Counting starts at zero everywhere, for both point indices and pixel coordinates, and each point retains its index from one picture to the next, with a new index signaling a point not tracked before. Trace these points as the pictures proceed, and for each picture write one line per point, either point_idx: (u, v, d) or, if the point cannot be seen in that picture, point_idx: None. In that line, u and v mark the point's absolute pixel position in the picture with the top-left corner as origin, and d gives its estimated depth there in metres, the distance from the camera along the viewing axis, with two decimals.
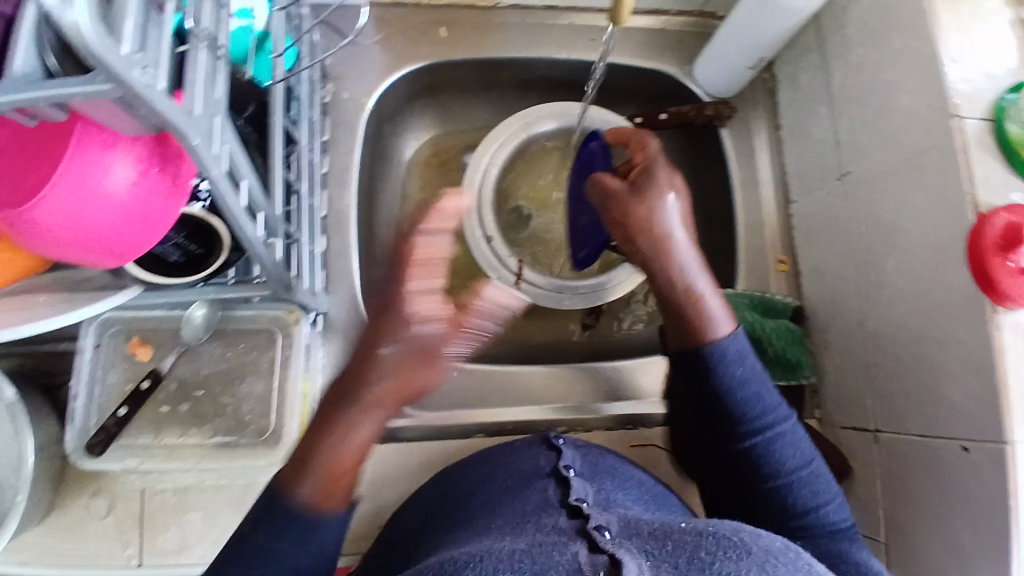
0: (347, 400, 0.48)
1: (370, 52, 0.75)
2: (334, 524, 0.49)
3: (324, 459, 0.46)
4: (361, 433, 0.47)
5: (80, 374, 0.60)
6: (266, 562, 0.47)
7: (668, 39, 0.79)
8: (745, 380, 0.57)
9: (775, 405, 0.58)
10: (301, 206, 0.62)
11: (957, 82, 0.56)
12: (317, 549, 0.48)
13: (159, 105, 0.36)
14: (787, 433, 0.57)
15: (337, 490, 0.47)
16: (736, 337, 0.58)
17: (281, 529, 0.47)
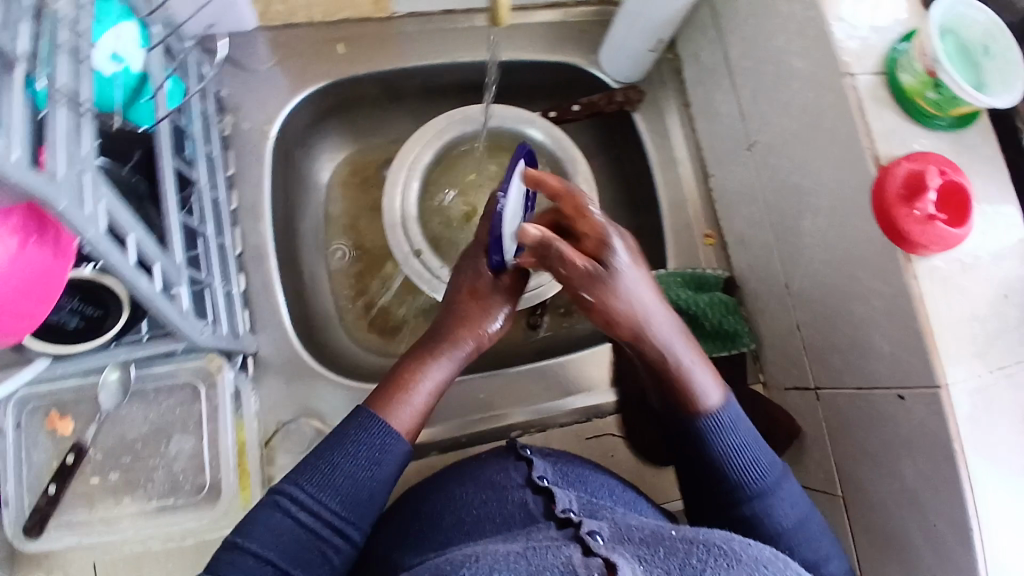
0: (427, 342, 0.59)
1: (267, 78, 0.72)
2: (397, 458, 0.53)
3: (407, 382, 0.56)
4: (435, 366, 0.58)
5: (3, 457, 0.56)
6: (335, 484, 0.50)
7: (569, 29, 0.78)
8: (740, 444, 0.55)
9: (771, 467, 0.55)
10: (207, 248, 0.60)
11: (844, 40, 0.56)
12: (381, 483, 0.52)
13: (18, 176, 0.33)
14: (784, 495, 0.54)
15: (416, 415, 0.56)
16: (727, 406, 0.56)
17: (355, 450, 0.52)
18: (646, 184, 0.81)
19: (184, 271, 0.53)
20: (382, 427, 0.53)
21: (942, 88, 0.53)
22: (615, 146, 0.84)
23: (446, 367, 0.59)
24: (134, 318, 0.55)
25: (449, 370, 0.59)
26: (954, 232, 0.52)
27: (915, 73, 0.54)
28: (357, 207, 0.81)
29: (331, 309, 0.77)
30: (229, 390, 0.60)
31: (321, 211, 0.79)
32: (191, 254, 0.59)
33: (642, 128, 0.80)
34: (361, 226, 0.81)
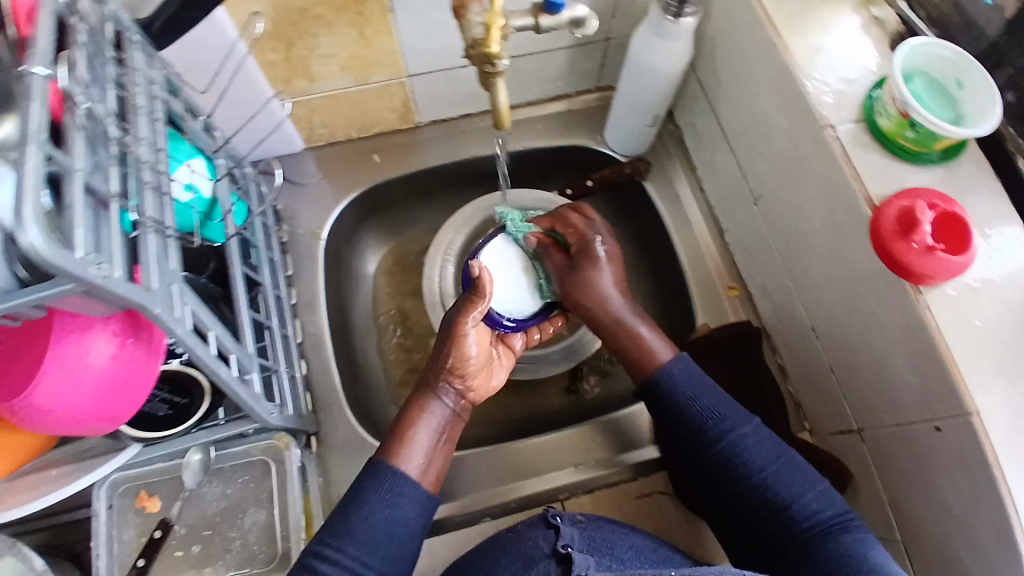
0: (417, 393, 0.66)
1: (317, 188, 0.84)
2: (413, 499, 0.59)
3: (405, 431, 0.63)
4: (428, 410, 0.64)
5: (97, 536, 0.63)
6: (355, 533, 0.56)
7: (576, 116, 0.87)
8: (696, 394, 0.65)
9: (730, 410, 0.64)
10: (273, 339, 0.68)
11: (821, 97, 0.61)
12: (398, 524, 0.58)
13: (119, 291, 0.42)
14: (745, 435, 0.63)
15: (422, 460, 0.62)
16: (678, 359, 0.67)
17: (370, 498, 0.58)
18: (663, 245, 0.86)
19: (256, 359, 0.61)
20: (392, 471, 0.60)
21: (917, 127, 0.56)
22: (632, 213, 0.90)
23: (438, 412, 0.65)
24: (212, 405, 0.65)
25: (440, 414, 0.65)
26: (954, 260, 0.54)
27: (890, 116, 0.58)
28: (400, 291, 0.89)
29: (382, 388, 0.84)
30: (296, 462, 0.66)
31: (368, 298, 0.88)
32: (261, 345, 0.68)
33: (654, 195, 0.86)
34: (406, 309, 0.88)
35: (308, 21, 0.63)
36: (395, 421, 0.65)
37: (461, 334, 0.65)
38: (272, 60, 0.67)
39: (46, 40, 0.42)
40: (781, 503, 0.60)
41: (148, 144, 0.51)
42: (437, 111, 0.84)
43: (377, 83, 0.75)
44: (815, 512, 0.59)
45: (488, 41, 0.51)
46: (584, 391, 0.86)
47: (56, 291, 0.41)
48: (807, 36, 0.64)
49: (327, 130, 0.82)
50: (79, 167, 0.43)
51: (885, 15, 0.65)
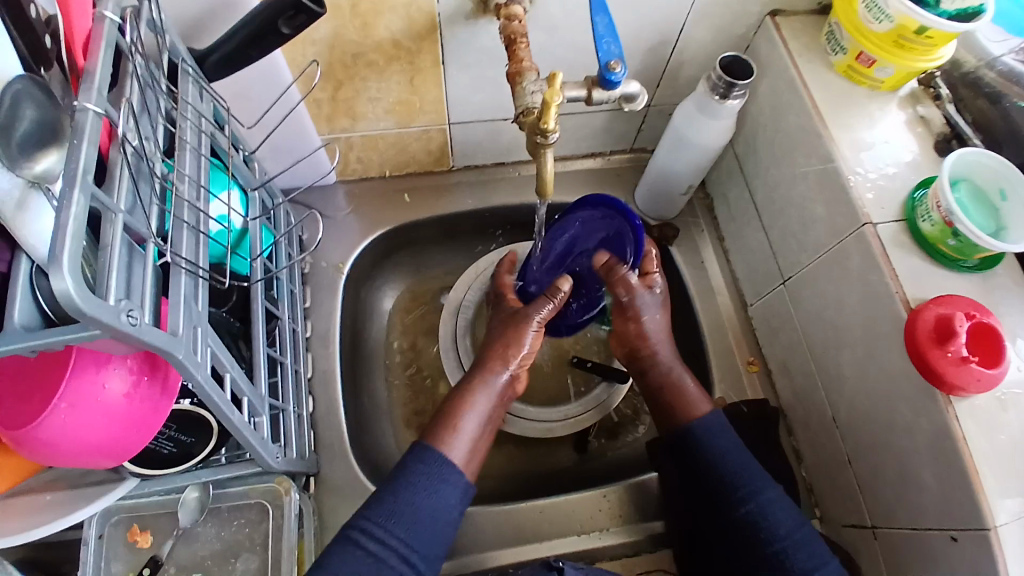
0: (469, 377, 0.66)
1: (346, 223, 0.83)
2: (456, 487, 0.58)
3: (454, 417, 0.62)
4: (477, 397, 0.64)
5: (85, 566, 0.61)
6: (401, 516, 0.55)
7: (609, 175, 0.88)
8: (728, 449, 0.64)
9: (760, 473, 0.63)
10: (286, 377, 0.67)
11: (862, 192, 0.61)
12: (443, 508, 0.56)
13: (146, 336, 0.41)
14: (772, 499, 0.61)
15: (468, 445, 0.61)
16: (713, 414, 0.67)
17: (416, 482, 0.57)
18: (685, 312, 0.85)
19: (267, 401, 0.60)
20: (436, 454, 0.58)
21: (960, 236, 0.56)
22: None
23: (487, 397, 0.65)
24: (218, 444, 0.61)
25: (487, 400, 0.64)
26: (988, 372, 0.53)
27: (933, 222, 0.57)
28: (415, 331, 0.88)
29: (387, 429, 0.82)
30: (293, 510, 0.63)
31: (383, 337, 0.87)
32: (273, 381, 0.67)
33: (679, 262, 0.85)
34: (419, 348, 0.87)
35: (359, 67, 0.65)
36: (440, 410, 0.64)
37: (523, 327, 0.68)
38: (319, 98, 0.68)
39: (102, 75, 0.41)
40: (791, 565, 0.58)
41: (191, 181, 0.50)
42: (472, 158, 0.84)
43: (418, 128, 0.76)
44: None
45: (544, 117, 0.51)
46: (592, 450, 0.84)
47: (83, 334, 0.39)
48: (852, 129, 0.64)
49: (361, 167, 0.82)
50: (120, 207, 0.42)
51: (930, 114, 0.65)
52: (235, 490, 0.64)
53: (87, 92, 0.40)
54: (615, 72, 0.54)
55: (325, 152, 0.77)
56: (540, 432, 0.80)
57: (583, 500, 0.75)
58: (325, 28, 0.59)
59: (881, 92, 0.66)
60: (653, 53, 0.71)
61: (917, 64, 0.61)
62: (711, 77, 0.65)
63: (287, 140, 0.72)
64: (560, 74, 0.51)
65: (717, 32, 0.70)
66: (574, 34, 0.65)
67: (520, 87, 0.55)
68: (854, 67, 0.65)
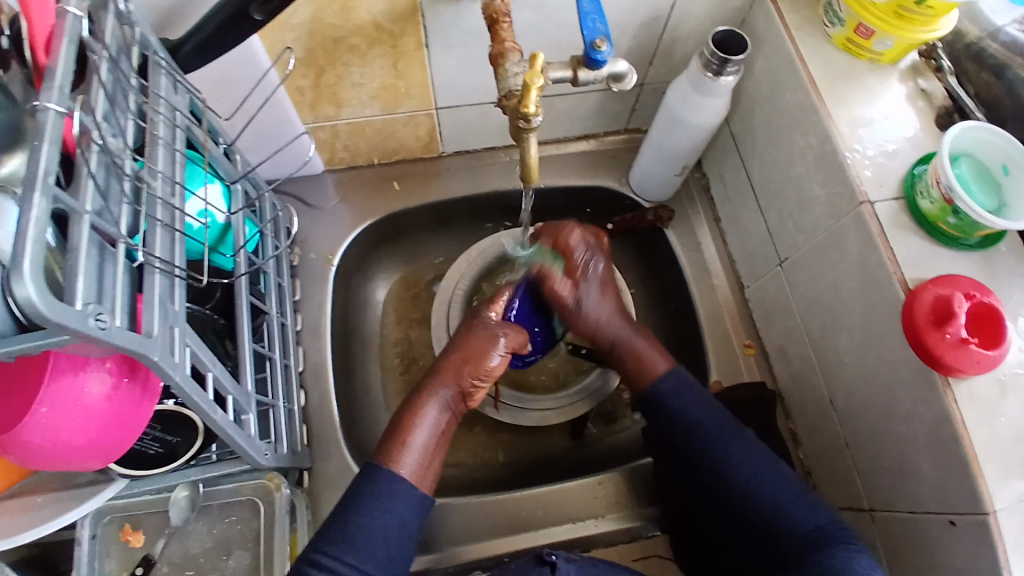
0: (418, 389, 0.63)
1: (334, 212, 0.81)
2: (410, 502, 0.57)
3: (403, 432, 0.60)
4: (426, 412, 0.62)
5: (79, 566, 0.60)
6: (353, 540, 0.54)
7: (602, 157, 0.86)
8: (687, 409, 0.63)
9: (718, 422, 0.62)
10: (274, 373, 0.66)
11: (860, 170, 0.59)
12: (395, 526, 0.56)
13: (118, 340, 0.39)
14: (731, 445, 0.60)
15: (419, 459, 0.59)
16: (673, 373, 0.65)
17: (366, 504, 0.56)
18: (681, 296, 0.84)
19: (254, 398, 0.59)
20: (388, 473, 0.57)
21: (960, 214, 0.54)
22: (649, 258, 0.88)
23: (439, 412, 0.62)
24: (206, 441, 0.60)
25: (437, 413, 0.62)
26: (988, 353, 0.51)
27: (933, 200, 0.55)
28: (408, 320, 0.87)
29: (381, 420, 0.81)
30: (284, 505, 0.63)
31: (376, 327, 0.86)
32: (261, 376, 0.66)
33: (675, 244, 0.83)
34: (412, 338, 0.86)
35: (341, 51, 0.63)
36: (388, 426, 0.62)
37: (486, 346, 0.65)
38: (301, 85, 0.66)
39: (65, 72, 0.40)
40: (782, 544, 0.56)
41: (164, 178, 0.49)
42: (462, 143, 0.82)
43: (404, 113, 0.74)
44: (806, 525, 0.56)
45: (525, 101, 0.49)
46: (589, 436, 0.84)
47: (49, 341, 0.37)
48: (849, 103, 0.62)
49: (348, 155, 0.80)
50: (87, 208, 0.40)
51: (932, 87, 0.63)
52: (226, 486, 0.64)
53: (48, 90, 0.38)
54: (601, 51, 0.52)
55: (309, 139, 0.74)
56: (534, 419, 0.79)
57: (575, 488, 0.74)
58: (304, 11, 0.57)
59: (881, 66, 0.64)
60: (645, 30, 0.68)
61: (918, 35, 0.59)
62: (705, 53, 0.63)
63: (269, 128, 0.70)
64: (542, 54, 0.49)
65: (710, 7, 0.67)
66: (563, 11, 0.63)
67: (503, 69, 0.53)
68: (854, 40, 0.62)
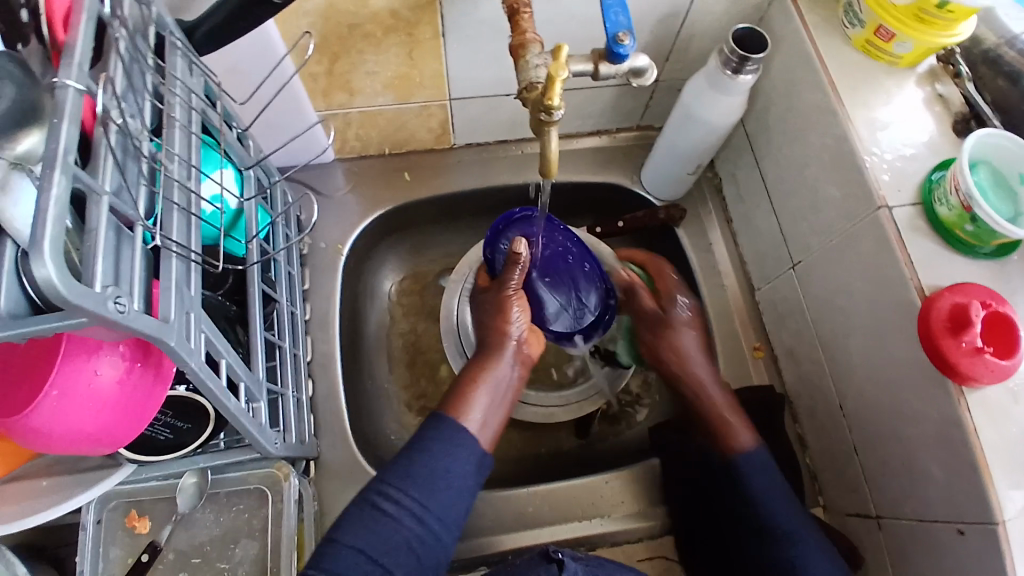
0: (477, 356, 0.65)
1: (344, 202, 0.81)
2: (471, 454, 0.58)
3: (466, 390, 0.62)
4: (488, 373, 0.63)
5: (84, 551, 0.61)
6: (418, 476, 0.54)
7: (615, 153, 0.86)
8: (767, 490, 0.61)
9: (794, 515, 0.60)
10: (284, 362, 0.66)
11: (878, 173, 0.59)
12: (456, 472, 0.56)
13: (136, 324, 0.39)
14: (809, 545, 0.58)
15: (482, 416, 0.60)
16: (758, 452, 0.63)
17: (431, 446, 0.56)
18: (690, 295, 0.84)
19: (264, 386, 0.58)
20: (452, 422, 0.58)
21: (978, 221, 0.54)
22: (660, 258, 0.88)
23: (499, 373, 0.64)
24: (215, 428, 0.61)
25: (499, 374, 0.64)
26: (1002, 363, 0.51)
27: (950, 206, 0.55)
28: (416, 313, 0.87)
29: (387, 412, 0.81)
30: (293, 496, 0.63)
31: (383, 319, 0.86)
32: (270, 365, 0.65)
33: (686, 243, 0.83)
34: (419, 331, 0.86)
35: (356, 39, 0.62)
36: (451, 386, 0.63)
37: (508, 300, 0.67)
38: (315, 72, 0.66)
39: (84, 50, 0.39)
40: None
41: (181, 161, 0.48)
42: (474, 136, 0.82)
43: (417, 104, 0.73)
44: None
45: (549, 93, 0.49)
46: (594, 436, 0.84)
47: (65, 323, 0.37)
48: (867, 105, 0.62)
49: (360, 144, 0.80)
50: (105, 188, 0.39)
51: (948, 92, 0.63)
52: (234, 474, 0.64)
53: (68, 67, 0.38)
54: (623, 45, 0.52)
55: (322, 127, 0.74)
56: (542, 416, 0.79)
57: (586, 489, 0.74)
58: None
59: (899, 69, 0.64)
60: (664, 26, 0.68)
61: (938, 40, 0.59)
62: (723, 51, 0.63)
63: (282, 116, 0.69)
64: (565, 46, 0.48)
65: (728, 6, 0.67)
66: (582, 7, 0.62)
67: (523, 60, 0.52)
68: (873, 42, 0.62)
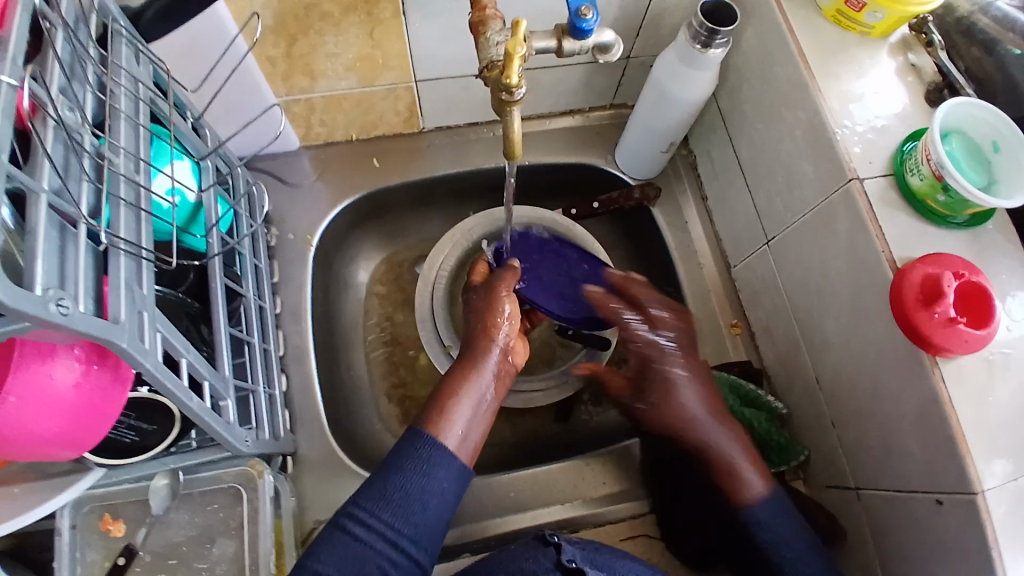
0: (459, 364, 0.63)
1: (312, 192, 0.79)
2: (449, 470, 0.56)
3: (445, 402, 0.59)
4: (470, 383, 0.61)
5: (60, 558, 0.59)
6: (391, 500, 0.53)
7: (588, 133, 0.84)
8: (775, 535, 0.58)
9: (795, 550, 0.58)
10: (253, 358, 0.64)
11: (849, 146, 0.59)
12: (433, 493, 0.54)
13: (84, 327, 0.37)
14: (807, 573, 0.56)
15: (462, 429, 0.58)
16: (770, 500, 0.59)
17: (405, 466, 0.55)
18: (668, 275, 0.83)
19: (232, 383, 0.57)
20: (430, 440, 0.56)
21: (950, 192, 0.53)
22: (637, 238, 0.87)
23: (481, 382, 0.62)
24: (183, 428, 0.60)
25: (481, 384, 0.62)
26: (976, 333, 0.51)
27: (922, 176, 0.55)
28: (392, 303, 0.85)
29: (366, 404, 0.80)
30: (269, 492, 0.62)
31: (359, 310, 0.84)
32: (239, 361, 0.64)
33: (661, 222, 0.83)
34: (396, 320, 0.85)
35: (314, 19, 0.60)
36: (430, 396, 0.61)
37: (496, 300, 0.67)
38: (272, 54, 0.64)
39: (18, 44, 0.37)
40: (774, 558, 0.58)
41: (128, 154, 0.46)
42: (444, 118, 0.80)
43: (383, 86, 0.71)
44: None
45: (507, 71, 0.47)
46: (575, 419, 0.84)
47: (7, 328, 0.35)
48: (837, 76, 0.61)
49: (325, 130, 0.78)
50: (44, 186, 0.38)
51: (922, 62, 0.62)
52: (209, 472, 0.63)
53: (0, 61, 0.36)
54: (586, 19, 0.50)
55: (282, 113, 0.72)
56: (521, 403, 0.78)
57: (571, 471, 0.74)
58: None
59: (871, 39, 0.63)
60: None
61: (910, 9, 0.57)
62: (693, 24, 0.61)
63: (239, 102, 0.67)
64: (524, 21, 0.46)
65: None
66: None
67: (484, 38, 0.51)
68: (844, 12, 0.61)
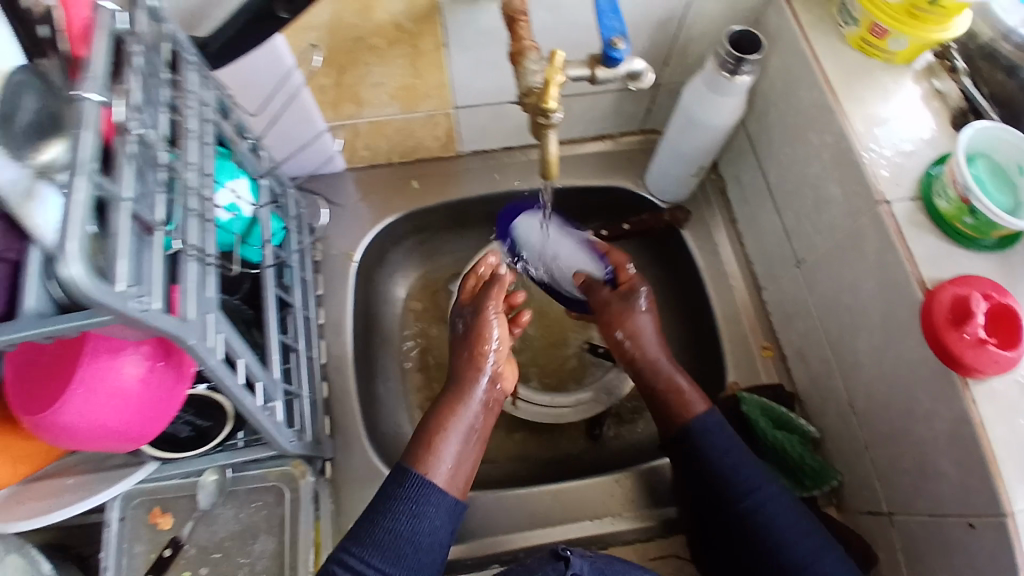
0: (443, 397, 0.65)
1: (356, 210, 0.84)
2: (439, 507, 0.58)
3: (431, 438, 0.61)
4: (458, 413, 0.63)
5: (109, 547, 0.63)
6: (382, 543, 0.55)
7: (620, 158, 0.87)
8: (725, 450, 0.66)
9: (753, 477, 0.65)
10: (298, 364, 0.68)
11: (877, 169, 0.60)
12: (422, 535, 0.57)
13: (156, 322, 0.41)
14: (767, 500, 0.64)
15: (450, 462, 0.61)
16: (711, 414, 0.69)
17: (393, 509, 0.57)
18: (698, 296, 0.84)
19: (281, 386, 0.61)
20: (416, 480, 0.59)
21: (977, 214, 0.54)
22: (667, 260, 0.89)
23: (467, 413, 0.64)
24: (234, 427, 0.64)
25: (469, 415, 0.63)
26: (1007, 354, 0.51)
27: (949, 198, 0.56)
28: (427, 318, 0.89)
29: (400, 414, 0.83)
30: (310, 493, 0.65)
31: (396, 324, 0.88)
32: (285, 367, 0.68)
33: (691, 244, 0.84)
34: (431, 335, 0.88)
35: (361, 52, 0.65)
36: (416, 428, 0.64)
37: (485, 324, 0.67)
38: (323, 84, 0.68)
39: (103, 67, 0.42)
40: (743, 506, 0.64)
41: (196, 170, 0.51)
42: (481, 142, 0.84)
43: (423, 113, 0.76)
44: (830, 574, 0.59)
45: (545, 97, 0.51)
46: (606, 437, 0.84)
47: (90, 321, 0.39)
48: (864, 103, 0.63)
49: (370, 153, 0.83)
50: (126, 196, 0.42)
51: (947, 88, 0.63)
52: (255, 471, 0.66)
53: (86, 81, 0.40)
54: (617, 49, 0.54)
55: (330, 137, 0.77)
56: (552, 417, 0.81)
57: (598, 489, 0.75)
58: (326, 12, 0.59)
59: (896, 66, 0.64)
60: (662, 30, 0.70)
61: (932, 35, 0.59)
62: (721, 53, 0.64)
63: (292, 126, 0.72)
64: (561, 52, 0.51)
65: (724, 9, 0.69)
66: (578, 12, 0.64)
67: (522, 67, 0.54)
68: (867, 40, 0.63)
